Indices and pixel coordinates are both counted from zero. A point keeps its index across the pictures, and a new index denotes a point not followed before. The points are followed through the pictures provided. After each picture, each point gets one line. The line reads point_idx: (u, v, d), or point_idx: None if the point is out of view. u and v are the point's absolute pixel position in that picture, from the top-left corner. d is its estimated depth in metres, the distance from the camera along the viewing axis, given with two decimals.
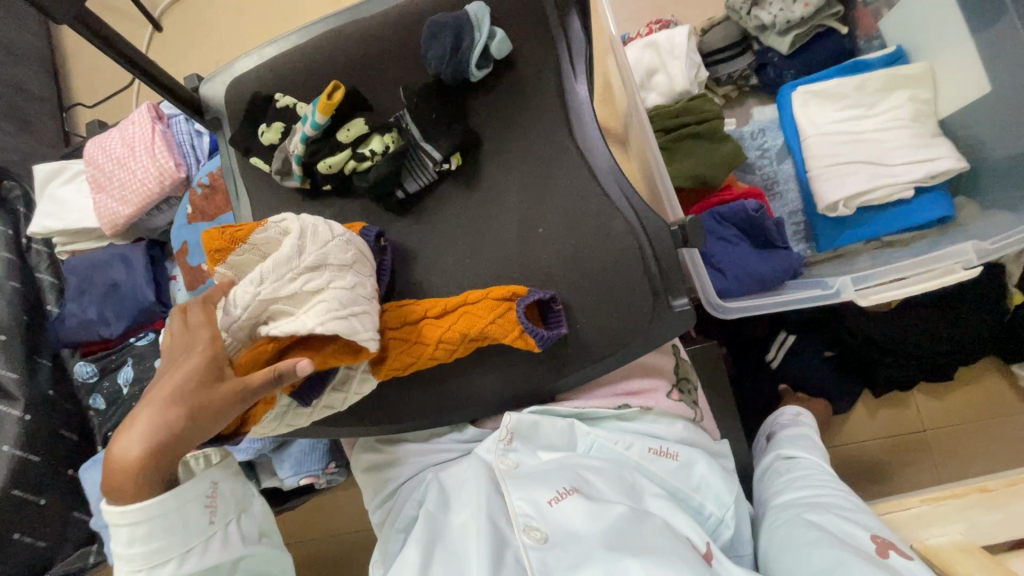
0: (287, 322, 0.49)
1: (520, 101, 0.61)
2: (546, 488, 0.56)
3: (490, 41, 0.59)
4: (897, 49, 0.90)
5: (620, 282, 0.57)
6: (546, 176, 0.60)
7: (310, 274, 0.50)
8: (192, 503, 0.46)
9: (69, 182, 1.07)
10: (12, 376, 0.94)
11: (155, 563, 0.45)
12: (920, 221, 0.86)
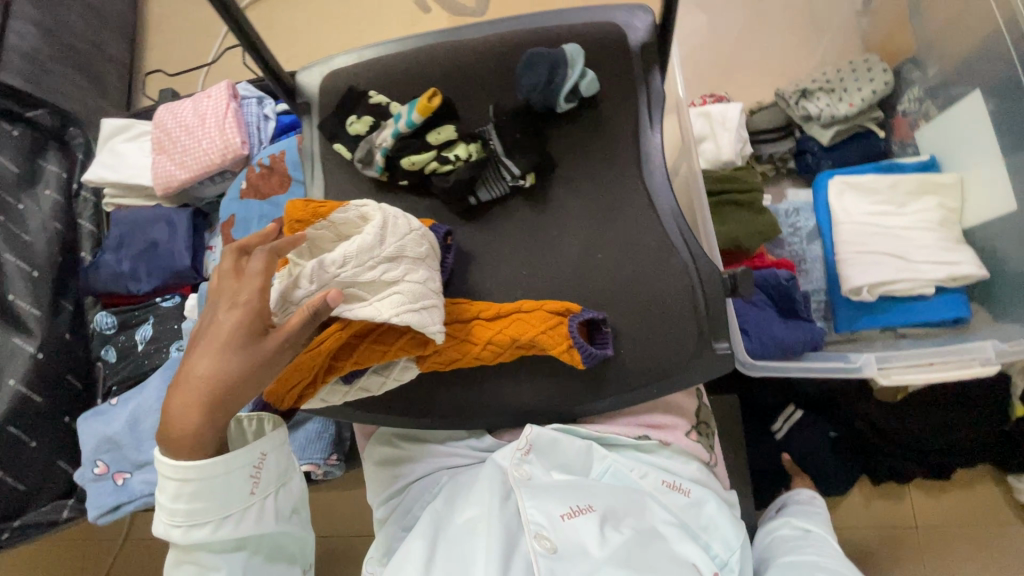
0: (361, 307, 0.53)
1: (598, 137, 0.65)
2: (560, 503, 0.56)
3: (581, 79, 0.64)
4: (931, 158, 0.97)
5: (666, 316, 0.60)
6: (611, 207, 0.63)
7: (388, 265, 0.54)
8: (236, 472, 0.50)
9: (132, 139, 1.11)
10: (35, 312, 0.95)
11: (195, 521, 0.50)
12: (935, 318, 0.91)
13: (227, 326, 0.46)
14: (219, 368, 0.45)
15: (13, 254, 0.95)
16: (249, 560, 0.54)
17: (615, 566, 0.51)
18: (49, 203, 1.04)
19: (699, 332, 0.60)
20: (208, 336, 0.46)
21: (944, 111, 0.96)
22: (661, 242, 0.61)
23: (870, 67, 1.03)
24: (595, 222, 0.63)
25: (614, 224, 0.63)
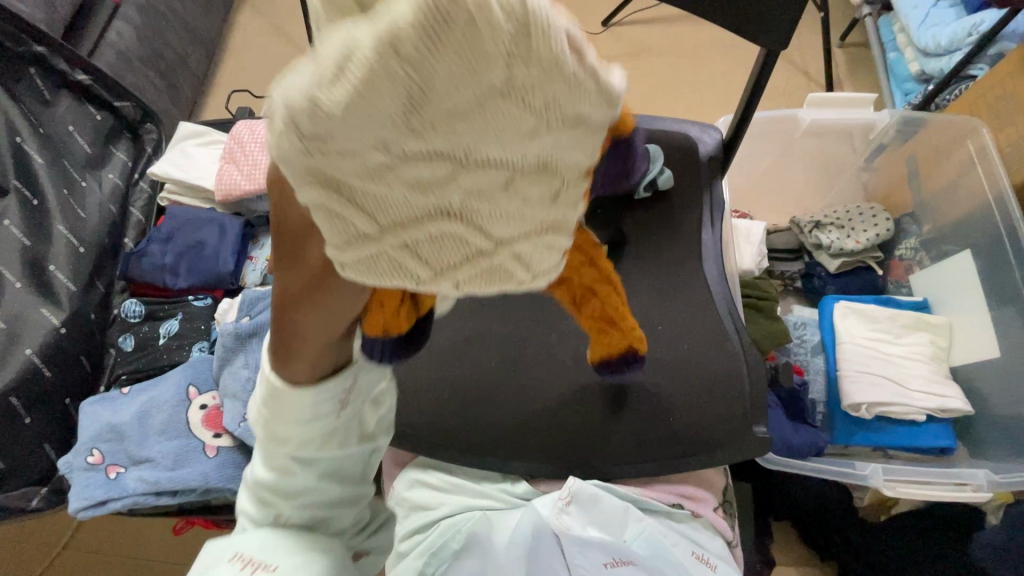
0: (381, 255, 0.31)
1: (667, 225, 0.75)
2: (603, 553, 0.59)
3: (659, 175, 0.74)
4: (923, 300, 1.10)
5: (714, 393, 0.67)
6: (672, 290, 0.72)
7: (467, 178, 0.27)
8: (320, 394, 0.52)
9: (204, 145, 1.17)
10: (69, 287, 0.95)
11: (276, 424, 0.54)
12: (924, 445, 0.98)
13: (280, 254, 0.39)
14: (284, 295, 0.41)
15: (65, 227, 0.97)
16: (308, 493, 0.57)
17: None
18: (109, 186, 1.07)
19: (741, 414, 0.66)
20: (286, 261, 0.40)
21: (937, 262, 1.11)
22: (715, 327, 0.69)
23: (874, 213, 1.18)
24: (657, 300, 0.71)
25: (674, 304, 0.71)
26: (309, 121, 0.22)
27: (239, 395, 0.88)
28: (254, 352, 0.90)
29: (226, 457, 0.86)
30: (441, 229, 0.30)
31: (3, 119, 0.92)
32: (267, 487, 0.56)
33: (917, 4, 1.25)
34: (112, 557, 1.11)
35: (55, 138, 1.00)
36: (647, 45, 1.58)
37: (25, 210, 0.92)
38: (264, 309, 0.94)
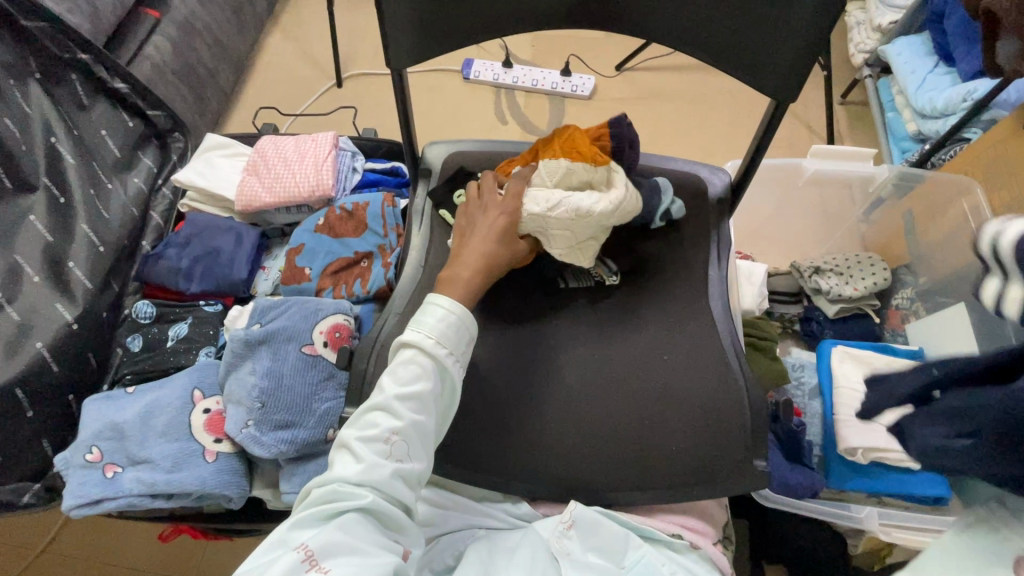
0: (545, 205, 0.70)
1: (675, 259, 0.78)
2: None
3: (671, 205, 0.78)
4: (919, 349, 1.13)
5: (718, 426, 0.68)
6: (677, 322, 0.74)
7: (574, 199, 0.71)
8: (467, 329, 0.64)
9: (228, 156, 1.20)
10: (85, 284, 0.97)
11: (414, 381, 0.60)
12: (922, 493, 0.97)
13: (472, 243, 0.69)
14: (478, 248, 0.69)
15: (88, 226, 0.99)
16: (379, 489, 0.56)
17: None
18: (133, 190, 1.11)
19: (744, 447, 0.68)
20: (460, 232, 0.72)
21: (932, 313, 1.13)
22: (719, 360, 0.71)
23: (872, 262, 1.21)
24: (664, 330, 0.73)
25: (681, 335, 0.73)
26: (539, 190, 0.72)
27: (243, 401, 0.88)
28: (262, 360, 0.90)
29: (224, 463, 0.86)
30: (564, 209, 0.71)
31: (41, 119, 0.96)
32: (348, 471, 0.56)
33: (915, 69, 1.32)
34: (94, 565, 1.09)
35: (88, 141, 1.04)
36: (657, 90, 1.65)
37: (53, 207, 0.95)
38: (275, 318, 0.95)
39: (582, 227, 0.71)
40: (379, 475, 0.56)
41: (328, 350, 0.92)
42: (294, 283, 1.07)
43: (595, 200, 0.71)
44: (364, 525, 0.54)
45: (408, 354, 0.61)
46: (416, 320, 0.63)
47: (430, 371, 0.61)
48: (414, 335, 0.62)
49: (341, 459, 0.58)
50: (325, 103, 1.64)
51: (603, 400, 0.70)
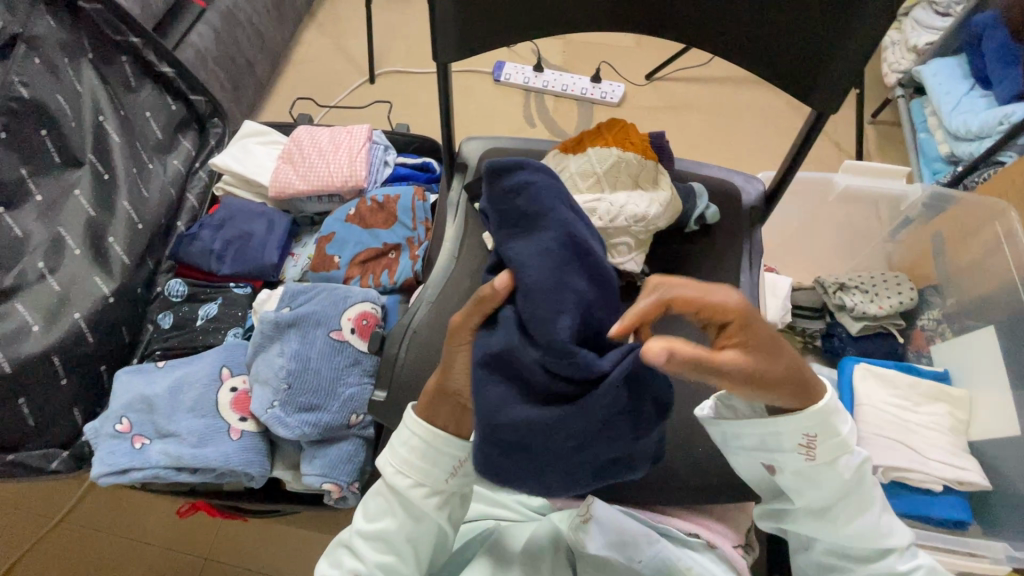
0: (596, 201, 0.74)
1: (707, 264, 0.78)
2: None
3: (706, 210, 0.79)
4: (944, 371, 1.11)
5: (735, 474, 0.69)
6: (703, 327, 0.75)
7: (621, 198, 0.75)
8: (446, 457, 0.58)
9: (264, 144, 1.23)
10: (123, 260, 0.99)
11: (381, 512, 0.60)
12: (945, 516, 0.97)
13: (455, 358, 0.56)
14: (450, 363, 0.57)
15: (129, 203, 1.02)
16: None
17: None
18: (172, 171, 1.13)
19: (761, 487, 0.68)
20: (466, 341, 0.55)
21: (959, 335, 1.12)
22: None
23: (899, 281, 1.20)
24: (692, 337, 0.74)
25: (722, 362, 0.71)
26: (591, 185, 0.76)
27: (269, 381, 0.90)
28: (291, 342, 0.92)
29: (249, 441, 0.87)
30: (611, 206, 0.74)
31: (91, 98, 0.99)
32: None
33: (949, 90, 1.32)
34: (111, 537, 1.11)
35: (133, 122, 1.07)
36: (686, 101, 1.66)
37: (97, 183, 0.98)
38: (304, 302, 0.96)
39: (636, 232, 0.74)
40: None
41: (355, 337, 0.93)
42: (323, 270, 1.08)
43: (650, 204, 0.74)
44: None
45: (376, 487, 0.62)
46: (387, 444, 0.60)
47: (393, 506, 0.60)
48: (382, 465, 0.61)
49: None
50: (358, 97, 1.67)
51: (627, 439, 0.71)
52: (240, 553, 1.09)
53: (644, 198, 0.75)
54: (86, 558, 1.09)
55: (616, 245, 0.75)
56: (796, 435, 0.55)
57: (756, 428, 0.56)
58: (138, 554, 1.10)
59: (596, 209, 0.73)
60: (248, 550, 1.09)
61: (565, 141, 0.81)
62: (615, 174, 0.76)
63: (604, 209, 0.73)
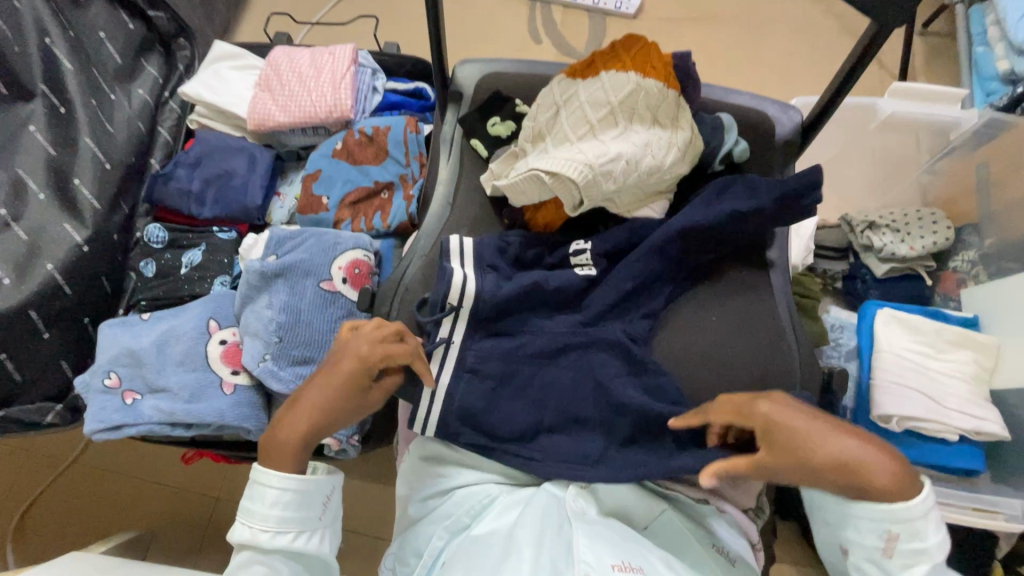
0: (599, 145, 0.65)
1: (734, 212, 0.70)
2: (613, 554, 0.57)
3: (734, 147, 0.74)
4: (973, 316, 1.01)
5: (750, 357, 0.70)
6: (739, 262, 0.74)
7: (629, 134, 0.66)
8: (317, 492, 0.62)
9: (238, 69, 1.09)
10: (95, 205, 0.92)
11: (281, 530, 0.60)
12: (952, 465, 0.92)
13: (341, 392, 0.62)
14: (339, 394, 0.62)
15: (92, 140, 0.93)
16: None
17: None
18: (138, 102, 1.02)
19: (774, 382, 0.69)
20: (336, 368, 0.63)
21: (993, 279, 1.02)
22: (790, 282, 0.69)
23: (935, 218, 1.07)
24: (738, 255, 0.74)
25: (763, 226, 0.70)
26: (596, 116, 0.67)
27: (260, 334, 0.85)
28: (279, 293, 0.86)
29: (243, 396, 0.84)
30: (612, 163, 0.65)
31: (33, 17, 0.88)
32: None
33: None
34: (125, 478, 1.13)
35: (85, 43, 0.95)
36: (713, 12, 1.47)
37: (53, 117, 0.88)
38: (292, 249, 0.89)
39: (647, 184, 0.68)
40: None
41: (347, 287, 0.87)
42: (312, 213, 0.99)
43: (667, 152, 0.67)
44: None
45: (246, 558, 0.59)
46: (246, 513, 0.60)
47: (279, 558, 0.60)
48: (246, 536, 0.59)
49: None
50: (344, 11, 1.49)
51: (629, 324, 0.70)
52: None
53: (662, 140, 0.67)
54: (106, 494, 1.13)
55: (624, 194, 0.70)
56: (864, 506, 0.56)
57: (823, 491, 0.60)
58: (152, 493, 1.13)
59: (613, 170, 0.64)
60: None
61: (574, 63, 0.72)
62: (631, 104, 0.67)
63: (617, 153, 0.64)
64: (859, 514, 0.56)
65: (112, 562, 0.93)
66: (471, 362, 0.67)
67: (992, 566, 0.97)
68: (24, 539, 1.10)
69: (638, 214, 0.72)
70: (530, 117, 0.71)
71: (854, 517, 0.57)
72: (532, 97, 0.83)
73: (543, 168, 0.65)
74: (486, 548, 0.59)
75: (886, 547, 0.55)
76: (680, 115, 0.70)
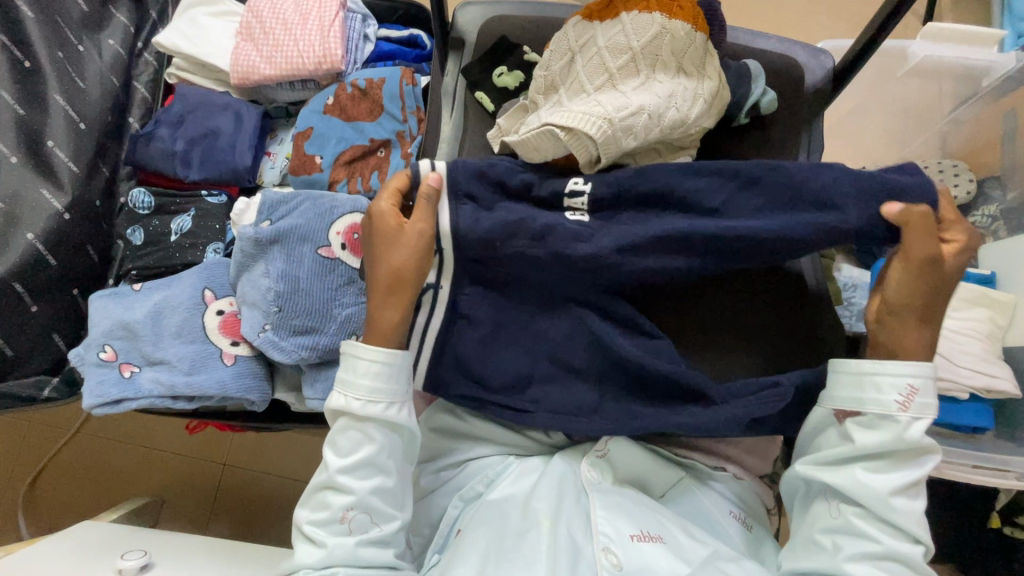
0: (618, 96, 0.60)
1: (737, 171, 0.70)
2: (631, 525, 0.57)
3: (761, 97, 0.69)
4: (990, 274, 0.97)
5: (768, 322, 0.68)
6: None
7: (651, 83, 0.61)
8: (399, 367, 0.60)
9: (217, 16, 1.01)
10: (71, 167, 0.86)
11: (371, 399, 0.59)
12: (960, 423, 0.91)
13: (401, 266, 0.60)
14: (401, 267, 0.60)
15: (63, 98, 0.86)
16: (359, 520, 0.59)
17: None
18: (110, 55, 0.94)
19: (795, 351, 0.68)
20: (383, 245, 0.61)
21: (1014, 234, 0.96)
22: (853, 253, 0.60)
23: (957, 171, 1.01)
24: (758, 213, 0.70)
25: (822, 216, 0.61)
26: (613, 65, 0.61)
27: (258, 304, 0.82)
28: (275, 261, 0.82)
29: (245, 366, 0.81)
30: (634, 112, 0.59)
31: None
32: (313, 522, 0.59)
33: None
34: (131, 447, 1.13)
35: None
36: None
37: (16, 73, 0.82)
38: (286, 214, 0.84)
39: (671, 139, 0.63)
40: (343, 551, 0.57)
41: (347, 253, 0.83)
42: (304, 173, 0.93)
43: (693, 102, 0.62)
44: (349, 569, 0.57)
45: (341, 424, 0.60)
46: (341, 382, 0.61)
47: (364, 432, 0.60)
48: (340, 402, 0.60)
49: (302, 544, 0.59)
50: None
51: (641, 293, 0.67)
52: (261, 459, 1.11)
53: (687, 90, 0.62)
54: (114, 464, 1.12)
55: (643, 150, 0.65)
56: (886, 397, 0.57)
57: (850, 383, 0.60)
58: (159, 461, 1.12)
59: (634, 125, 0.59)
60: (264, 456, 1.10)
61: (590, 4, 0.65)
62: (654, 50, 0.61)
63: (637, 104, 0.59)
64: (877, 370, 0.58)
65: (124, 530, 0.93)
66: (477, 333, 0.64)
67: (990, 517, 0.99)
68: (35, 508, 1.10)
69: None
70: (541, 66, 0.65)
71: (872, 377, 0.58)
72: (540, 43, 0.76)
73: (559, 123, 0.59)
74: (502, 519, 0.58)
75: (904, 402, 0.57)
76: (706, 62, 0.64)
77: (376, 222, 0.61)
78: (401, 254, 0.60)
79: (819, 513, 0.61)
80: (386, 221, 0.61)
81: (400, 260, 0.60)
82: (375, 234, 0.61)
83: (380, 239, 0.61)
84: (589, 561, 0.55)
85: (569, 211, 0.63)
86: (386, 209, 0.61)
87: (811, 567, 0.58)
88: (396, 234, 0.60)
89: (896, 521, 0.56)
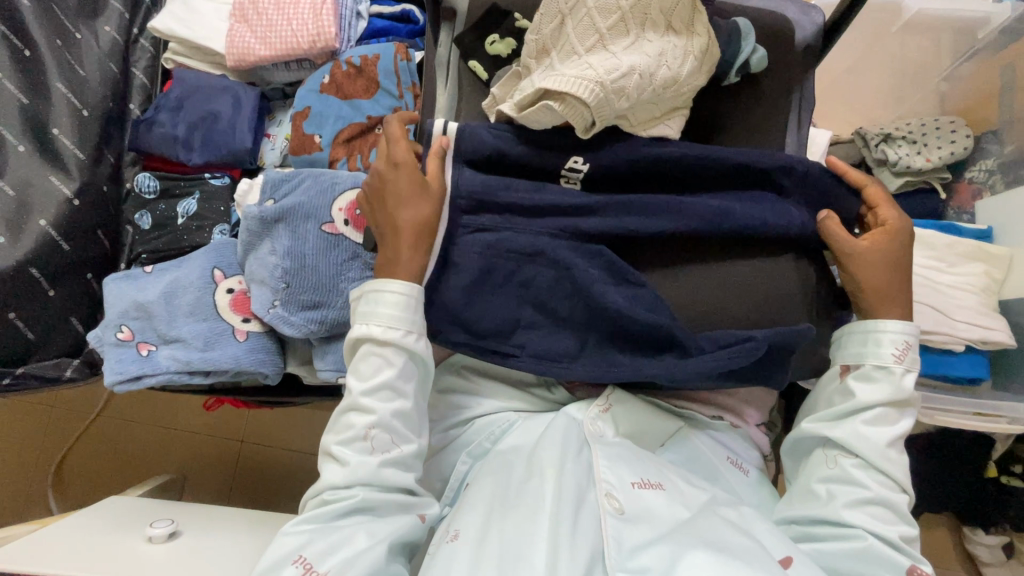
0: (609, 58, 0.61)
1: (727, 128, 0.73)
2: (632, 472, 0.60)
3: (751, 54, 0.69)
4: (987, 228, 0.98)
5: (767, 274, 0.68)
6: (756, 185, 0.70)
7: (640, 44, 0.62)
8: (418, 302, 0.63)
9: None
10: (77, 154, 0.88)
11: (393, 329, 0.62)
12: (958, 374, 0.91)
13: (421, 212, 0.64)
14: (423, 212, 0.64)
15: (64, 85, 0.88)
16: (375, 445, 0.61)
17: (679, 534, 0.54)
18: (107, 41, 0.95)
19: (782, 308, 0.68)
20: (402, 193, 0.65)
21: (1011, 188, 0.96)
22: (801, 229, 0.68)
23: (954, 127, 1.01)
24: (758, 184, 0.70)
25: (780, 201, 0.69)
26: (603, 27, 0.62)
27: (267, 281, 0.84)
28: (282, 239, 0.84)
29: (257, 342, 0.84)
30: (625, 75, 0.60)
31: None
32: (338, 443, 0.62)
33: None
34: (151, 426, 1.17)
35: None
36: None
37: (17, 61, 0.85)
38: (289, 193, 0.86)
39: (663, 98, 0.64)
40: (366, 469, 0.60)
41: (350, 229, 0.85)
42: (305, 153, 0.94)
43: (683, 61, 0.63)
44: (363, 515, 0.59)
45: (365, 350, 0.63)
46: (365, 314, 0.63)
47: (387, 360, 0.63)
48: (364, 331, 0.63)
49: (329, 463, 0.62)
50: None
51: (635, 253, 0.70)
52: (275, 435, 1.14)
53: (676, 49, 0.63)
54: (137, 444, 1.17)
55: (636, 110, 0.66)
56: (886, 349, 0.64)
57: (857, 342, 0.66)
58: (179, 440, 1.17)
59: (626, 87, 0.60)
60: (278, 431, 1.14)
61: None
62: (643, 9, 0.62)
63: (628, 64, 0.60)
64: (883, 328, 0.65)
65: (150, 503, 0.97)
66: (475, 296, 0.66)
67: (988, 466, 1.02)
68: (64, 486, 1.15)
69: (651, 132, 0.68)
70: (532, 30, 0.66)
71: (878, 333, 0.65)
72: (531, 10, 0.76)
73: (551, 89, 0.60)
74: (507, 470, 0.62)
75: (900, 355, 0.64)
76: (694, 21, 0.65)
77: (391, 170, 0.66)
78: (420, 199, 0.64)
79: (817, 463, 0.65)
80: (402, 169, 0.65)
81: (420, 207, 0.64)
82: (390, 183, 0.66)
83: (398, 187, 0.65)
84: (592, 505, 0.58)
85: (564, 180, 0.69)
86: (399, 158, 0.66)
87: (807, 514, 0.62)
88: (414, 180, 0.65)
89: (888, 467, 0.61)
